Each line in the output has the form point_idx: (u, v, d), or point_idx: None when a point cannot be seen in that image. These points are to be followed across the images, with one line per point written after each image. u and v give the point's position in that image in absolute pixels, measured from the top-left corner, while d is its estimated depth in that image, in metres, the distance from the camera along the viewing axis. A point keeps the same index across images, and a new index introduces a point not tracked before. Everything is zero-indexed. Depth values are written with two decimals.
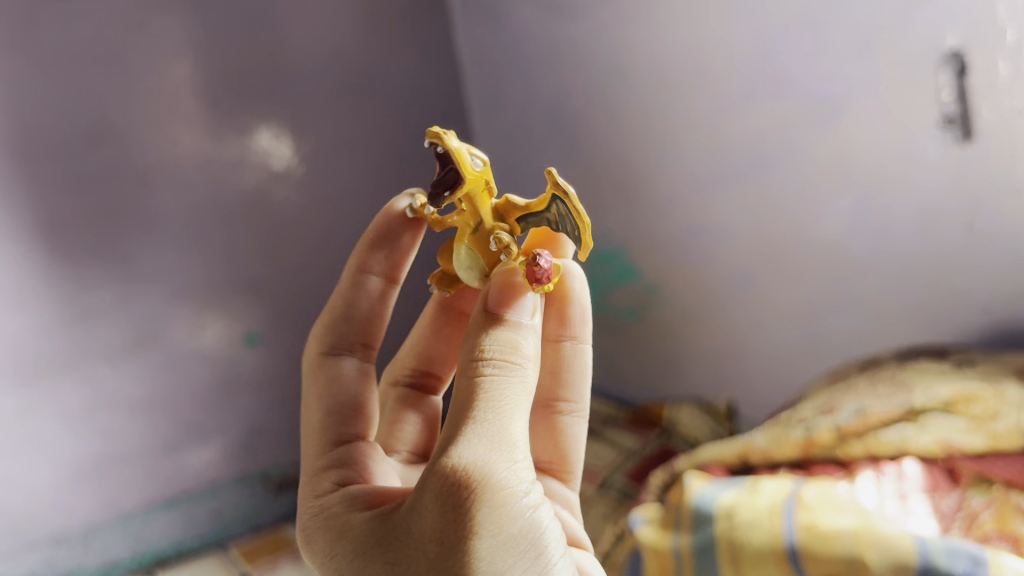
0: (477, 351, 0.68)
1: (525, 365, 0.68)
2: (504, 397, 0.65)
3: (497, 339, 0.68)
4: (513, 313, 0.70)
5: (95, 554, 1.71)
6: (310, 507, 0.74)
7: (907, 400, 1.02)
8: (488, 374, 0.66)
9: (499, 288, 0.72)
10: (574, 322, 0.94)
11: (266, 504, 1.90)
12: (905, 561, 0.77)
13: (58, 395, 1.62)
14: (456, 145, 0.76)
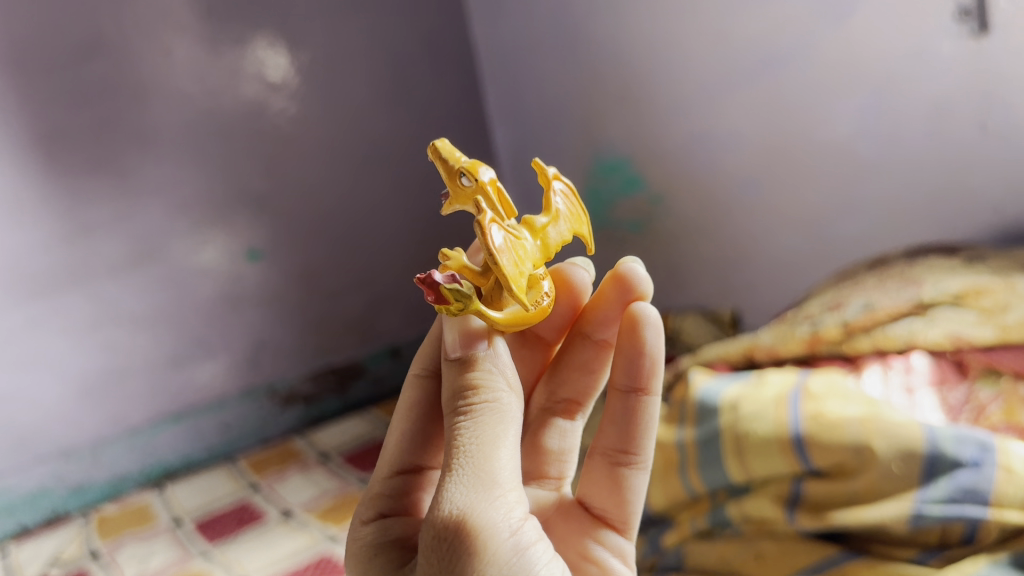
0: (454, 403, 0.62)
1: (501, 397, 0.62)
2: (480, 440, 0.59)
3: (466, 387, 0.62)
4: (472, 349, 0.64)
5: (104, 467, 1.70)
6: (363, 528, 0.71)
7: (916, 293, 1.01)
8: (462, 423, 0.60)
9: (451, 326, 0.65)
10: (644, 371, 0.76)
11: (274, 417, 1.91)
12: (912, 447, 0.79)
13: (61, 310, 1.61)
14: (443, 153, 0.70)
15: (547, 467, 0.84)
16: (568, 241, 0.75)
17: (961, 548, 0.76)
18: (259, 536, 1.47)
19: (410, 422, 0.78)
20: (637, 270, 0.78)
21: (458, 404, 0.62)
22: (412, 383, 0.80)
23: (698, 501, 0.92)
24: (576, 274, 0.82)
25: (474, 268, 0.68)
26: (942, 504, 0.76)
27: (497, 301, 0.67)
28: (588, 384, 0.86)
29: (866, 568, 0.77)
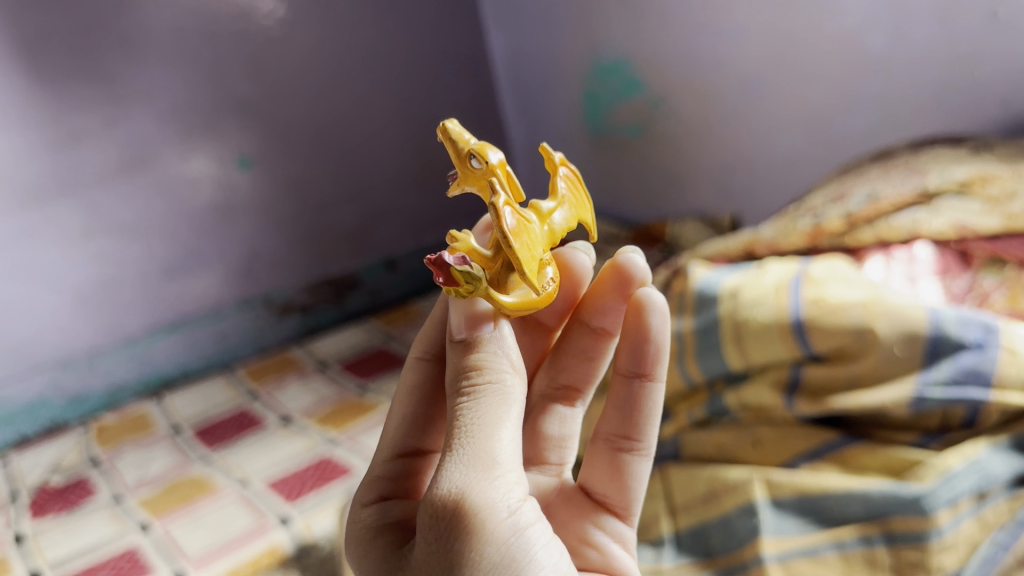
0: (456, 383, 0.57)
1: (506, 378, 0.57)
2: (481, 417, 0.54)
3: (466, 369, 0.57)
4: (477, 330, 0.59)
5: (102, 377, 1.70)
6: (361, 511, 0.63)
7: (921, 183, 0.99)
8: (464, 402, 0.55)
9: (457, 308, 0.60)
10: (649, 358, 0.70)
11: (270, 326, 1.91)
12: (915, 329, 0.77)
13: (53, 218, 1.58)
14: (453, 134, 0.65)
15: (547, 451, 0.79)
16: (573, 227, 0.71)
17: (962, 432, 0.78)
18: (259, 441, 1.48)
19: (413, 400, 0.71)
20: (636, 259, 0.72)
21: (460, 385, 0.57)
22: (411, 365, 0.73)
23: (696, 392, 0.94)
24: (577, 259, 0.75)
25: (483, 250, 0.63)
26: (944, 386, 0.75)
27: (504, 284, 0.62)
28: (589, 372, 0.80)
29: (866, 453, 0.80)
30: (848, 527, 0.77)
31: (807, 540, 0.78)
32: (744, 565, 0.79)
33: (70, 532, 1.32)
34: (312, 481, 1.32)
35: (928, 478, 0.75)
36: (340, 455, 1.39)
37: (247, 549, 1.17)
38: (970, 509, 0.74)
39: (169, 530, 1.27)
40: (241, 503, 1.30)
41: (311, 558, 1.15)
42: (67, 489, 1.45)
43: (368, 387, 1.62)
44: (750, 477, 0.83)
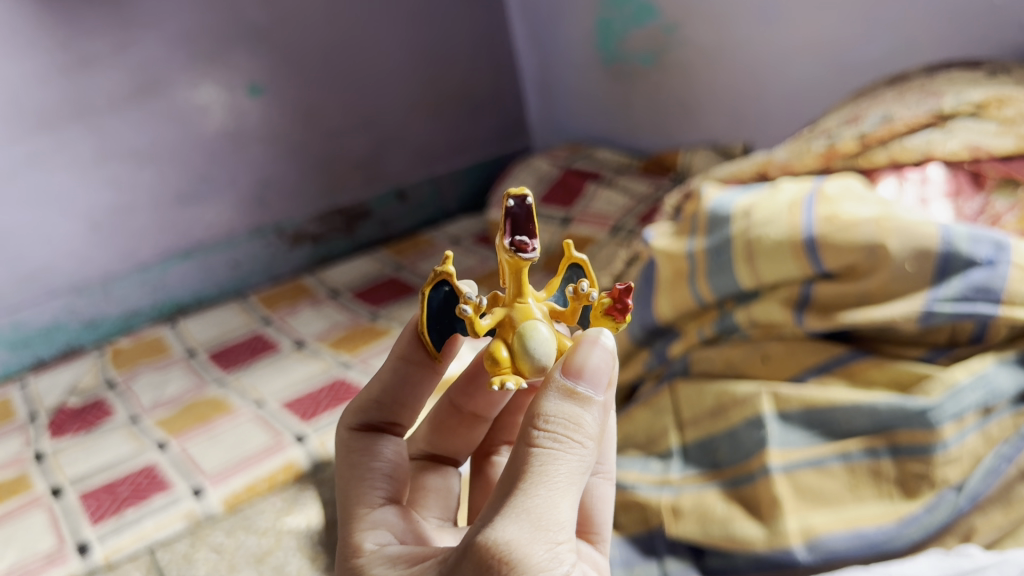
0: (539, 418, 0.51)
1: (589, 443, 0.51)
2: (559, 478, 0.49)
3: (557, 417, 0.51)
4: (588, 385, 0.52)
5: (116, 303, 1.72)
6: (372, 555, 0.56)
7: (936, 104, 0.97)
8: (546, 447, 0.50)
9: (584, 354, 0.53)
10: None
11: (282, 254, 1.92)
12: (927, 246, 0.78)
13: (64, 143, 1.59)
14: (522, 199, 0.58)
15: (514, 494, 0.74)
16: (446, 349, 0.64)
17: (970, 347, 0.80)
18: (273, 363, 1.51)
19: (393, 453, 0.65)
20: None
21: (539, 427, 0.51)
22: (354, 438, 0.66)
23: (706, 311, 0.95)
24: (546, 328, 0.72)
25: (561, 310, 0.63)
26: (952, 302, 0.76)
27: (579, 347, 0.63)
28: None
29: (874, 368, 0.82)
30: (854, 439, 0.80)
31: (813, 451, 0.80)
32: (751, 475, 0.82)
33: (90, 451, 1.35)
34: (326, 402, 1.36)
35: (935, 392, 0.77)
36: (353, 377, 1.42)
37: (266, 464, 1.23)
38: (975, 423, 0.77)
39: (186, 448, 1.30)
40: (258, 422, 1.33)
41: (327, 475, 1.22)
42: (85, 409, 1.48)
43: (379, 313, 1.64)
44: (758, 391, 0.85)
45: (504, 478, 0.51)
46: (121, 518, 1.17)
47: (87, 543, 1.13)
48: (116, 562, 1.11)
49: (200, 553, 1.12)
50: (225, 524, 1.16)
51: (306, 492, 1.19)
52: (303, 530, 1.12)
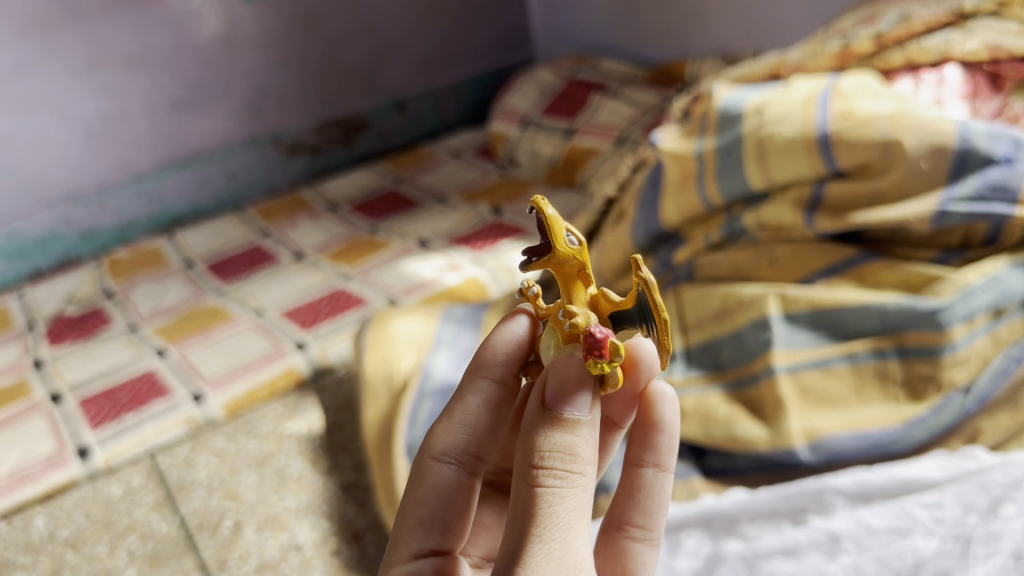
0: (534, 454, 0.48)
1: (587, 470, 0.49)
2: (567, 515, 0.47)
3: (553, 454, 0.48)
4: (575, 409, 0.49)
5: (113, 214, 1.71)
6: None
7: (957, 2, 0.94)
8: (548, 486, 0.47)
9: (563, 374, 0.50)
10: (660, 449, 0.61)
11: (280, 165, 1.90)
12: (944, 142, 0.75)
13: (55, 48, 1.55)
14: (553, 212, 0.53)
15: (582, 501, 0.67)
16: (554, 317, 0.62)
17: (982, 249, 0.78)
18: (272, 274, 1.50)
19: (508, 369, 0.59)
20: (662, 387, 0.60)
21: (537, 467, 0.48)
22: (426, 468, 0.58)
23: (714, 215, 0.93)
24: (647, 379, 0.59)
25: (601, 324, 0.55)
26: (968, 201, 0.75)
27: None
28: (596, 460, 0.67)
29: (884, 270, 0.80)
30: (860, 340, 0.79)
31: (818, 352, 0.80)
32: (755, 377, 0.81)
33: (90, 357, 1.34)
34: (326, 311, 1.35)
35: (946, 293, 0.76)
36: (353, 287, 1.41)
37: (267, 371, 1.23)
38: (984, 326, 0.76)
39: (185, 355, 1.30)
40: (257, 330, 1.33)
41: (328, 382, 1.22)
42: (83, 318, 1.47)
43: (378, 226, 1.62)
44: (764, 293, 0.84)
45: (510, 521, 0.48)
46: (121, 423, 1.17)
47: (87, 448, 1.13)
48: (117, 467, 1.12)
49: (200, 457, 1.12)
50: (226, 429, 1.16)
51: (307, 398, 1.19)
52: (305, 435, 1.13)
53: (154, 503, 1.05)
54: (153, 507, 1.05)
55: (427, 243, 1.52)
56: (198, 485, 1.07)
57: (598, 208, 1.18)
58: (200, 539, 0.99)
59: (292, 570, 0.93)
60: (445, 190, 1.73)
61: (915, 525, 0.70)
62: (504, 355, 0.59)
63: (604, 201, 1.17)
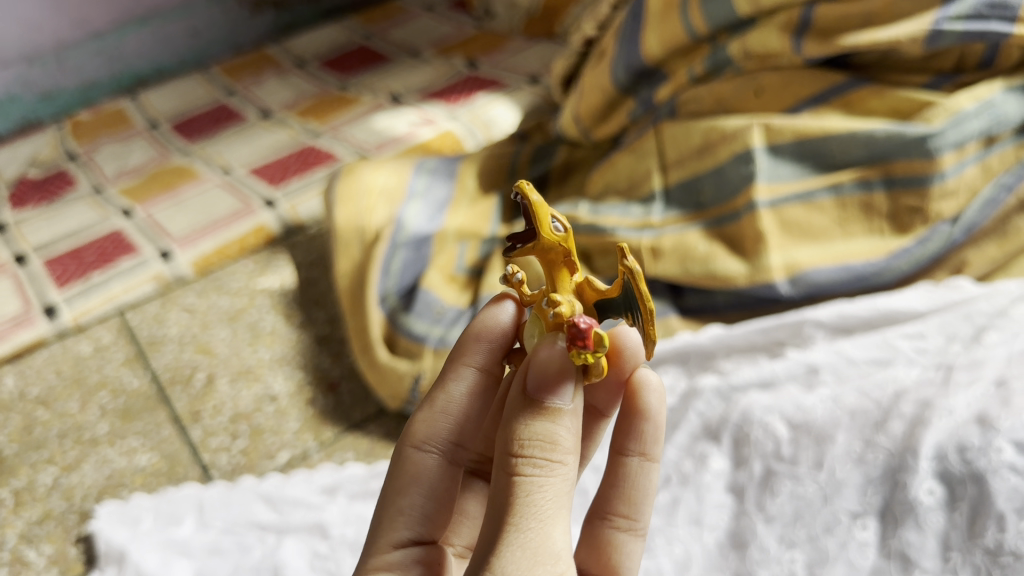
0: (513, 443, 0.46)
1: (567, 460, 0.46)
2: (545, 504, 0.45)
3: (533, 442, 0.46)
4: (556, 397, 0.47)
5: (73, 76, 1.64)
6: None
7: None
8: (528, 474, 0.45)
9: (543, 360, 0.47)
10: (646, 437, 0.58)
11: (245, 22, 1.82)
12: None
13: None
14: (537, 198, 0.50)
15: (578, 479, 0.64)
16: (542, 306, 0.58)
17: (976, 74, 0.75)
18: (240, 132, 1.45)
19: (493, 362, 0.58)
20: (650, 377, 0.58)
21: (515, 455, 0.45)
22: (409, 457, 0.56)
23: (699, 46, 0.87)
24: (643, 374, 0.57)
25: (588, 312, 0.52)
26: (963, 21, 0.71)
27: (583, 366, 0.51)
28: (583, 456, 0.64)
29: (873, 96, 0.77)
30: (846, 172, 0.76)
31: (803, 185, 0.77)
32: (737, 214, 0.79)
33: (54, 218, 1.30)
34: (295, 168, 1.31)
35: (937, 119, 0.72)
36: (323, 144, 1.36)
37: (236, 227, 1.19)
38: (975, 155, 0.73)
39: (152, 215, 1.25)
40: (224, 188, 1.29)
41: (299, 239, 1.20)
42: (47, 181, 1.42)
43: (348, 83, 1.56)
44: (748, 124, 0.80)
45: (488, 511, 0.46)
46: (88, 281, 1.13)
47: (54, 306, 1.10)
48: (86, 325, 1.09)
49: (171, 314, 1.09)
50: (196, 286, 1.14)
51: (279, 255, 1.16)
52: (277, 291, 1.10)
53: (125, 359, 1.04)
54: (123, 363, 1.03)
55: (399, 98, 1.46)
56: (169, 341, 1.05)
57: (577, 50, 1.13)
58: (173, 393, 0.97)
59: (267, 420, 0.92)
60: (418, 45, 1.67)
61: (897, 356, 0.71)
62: (486, 350, 0.58)
63: (583, 41, 1.11)
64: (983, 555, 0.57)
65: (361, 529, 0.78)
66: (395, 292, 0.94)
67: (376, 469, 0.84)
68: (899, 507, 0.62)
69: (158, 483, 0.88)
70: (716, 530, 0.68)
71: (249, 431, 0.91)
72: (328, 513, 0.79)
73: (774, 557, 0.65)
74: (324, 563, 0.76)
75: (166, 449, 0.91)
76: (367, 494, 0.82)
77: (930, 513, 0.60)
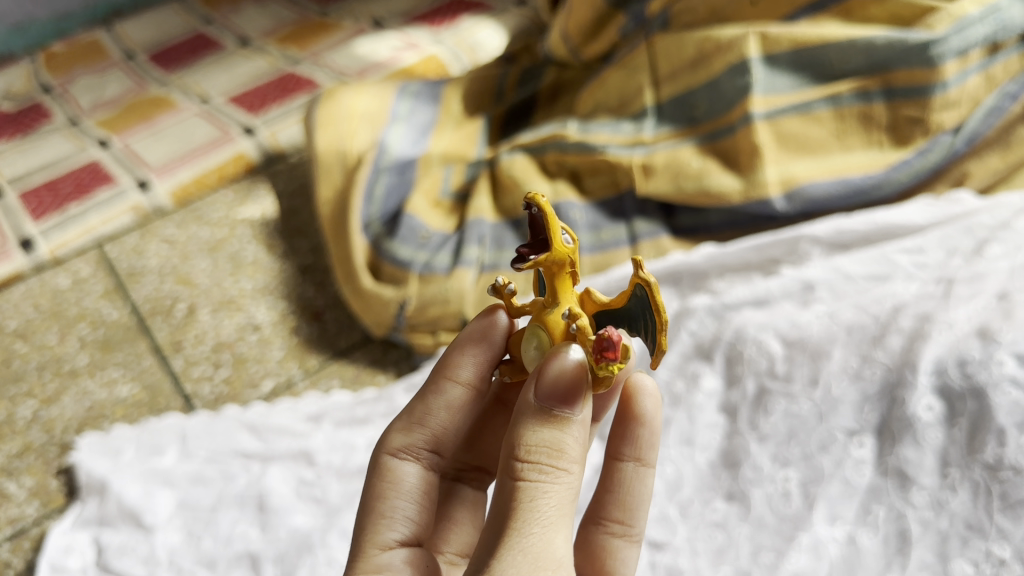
0: (517, 447, 0.42)
1: (574, 469, 0.43)
2: (548, 512, 0.41)
3: (539, 448, 0.42)
4: (565, 404, 0.43)
5: (45, 6, 1.58)
6: None
7: None
8: (530, 479, 0.41)
9: (551, 364, 0.43)
10: (641, 442, 0.54)
11: None
12: None
13: None
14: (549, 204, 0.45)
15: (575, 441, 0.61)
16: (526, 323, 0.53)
17: None
18: (218, 61, 1.40)
19: (478, 373, 0.53)
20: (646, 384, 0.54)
21: (518, 459, 0.42)
22: (385, 465, 0.52)
23: None
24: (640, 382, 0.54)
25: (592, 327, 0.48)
26: None
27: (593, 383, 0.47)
28: None
29: (873, 2, 0.74)
30: (845, 82, 0.73)
31: (800, 96, 0.74)
32: (731, 128, 0.76)
33: (27, 150, 1.26)
34: (274, 95, 1.27)
35: (941, 25, 0.69)
36: (303, 71, 1.32)
37: (214, 156, 1.16)
38: (979, 63, 0.70)
39: (130, 146, 1.21)
40: (203, 118, 1.25)
41: (280, 167, 1.17)
42: (22, 113, 1.37)
43: (329, 8, 1.52)
44: (744, 32, 0.76)
45: (490, 515, 0.43)
46: (65, 213, 1.09)
47: (31, 239, 1.06)
48: (64, 258, 1.06)
49: (150, 245, 1.06)
50: (175, 217, 1.11)
51: (259, 184, 1.14)
52: (259, 220, 1.07)
53: (104, 291, 1.01)
54: (102, 296, 1.00)
55: (382, 24, 1.42)
56: (149, 273, 1.02)
57: None
58: (153, 324, 0.95)
59: (250, 349, 0.90)
60: None
61: (895, 271, 0.69)
62: (470, 361, 0.53)
63: None
64: (983, 471, 0.57)
65: (348, 456, 0.76)
66: (378, 218, 0.91)
67: (363, 397, 0.83)
68: (896, 424, 0.62)
69: (140, 414, 0.86)
70: (707, 451, 0.68)
71: (232, 360, 0.89)
72: (314, 441, 0.78)
73: (767, 476, 0.64)
74: (310, 491, 0.74)
75: (147, 380, 0.89)
76: (353, 422, 0.80)
77: (929, 430, 0.60)
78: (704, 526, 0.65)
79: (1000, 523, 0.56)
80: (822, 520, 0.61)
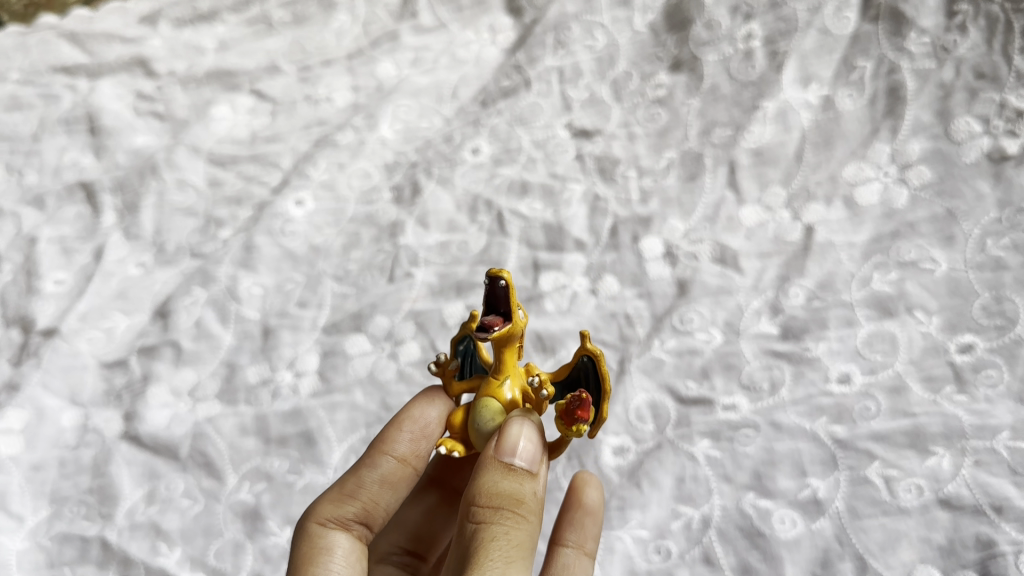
0: (471, 492, 0.29)
1: (537, 521, 0.29)
2: (513, 556, 0.28)
3: (499, 489, 0.29)
4: (530, 457, 0.30)
5: None
6: None
7: None
8: (489, 520, 0.28)
9: (517, 431, 0.30)
10: (586, 532, 0.36)
11: None
12: None
13: None
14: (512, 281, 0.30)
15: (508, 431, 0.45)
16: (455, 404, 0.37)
17: None
18: None
19: (424, 443, 0.36)
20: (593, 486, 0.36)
21: (473, 508, 0.29)
22: (309, 536, 0.34)
23: None
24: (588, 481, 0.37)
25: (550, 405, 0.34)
26: None
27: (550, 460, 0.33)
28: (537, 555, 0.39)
29: None
30: None
31: None
32: None
33: None
34: None
35: None
36: None
37: None
38: None
39: None
40: None
41: None
42: None
43: None
44: None
45: None
46: None
47: None
48: None
49: None
50: None
51: None
52: None
53: None
54: None
55: None
56: None
57: None
58: None
59: None
60: None
61: None
62: (412, 430, 0.36)
63: None
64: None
65: (195, 62, 0.60)
66: None
67: None
68: None
69: None
70: (647, 13, 0.54)
71: None
72: (150, 45, 0.61)
73: (724, 35, 0.51)
74: (151, 104, 0.59)
75: None
76: (195, 18, 0.62)
77: None
78: (645, 105, 0.52)
79: (1019, 66, 0.45)
80: (793, 83, 0.49)
